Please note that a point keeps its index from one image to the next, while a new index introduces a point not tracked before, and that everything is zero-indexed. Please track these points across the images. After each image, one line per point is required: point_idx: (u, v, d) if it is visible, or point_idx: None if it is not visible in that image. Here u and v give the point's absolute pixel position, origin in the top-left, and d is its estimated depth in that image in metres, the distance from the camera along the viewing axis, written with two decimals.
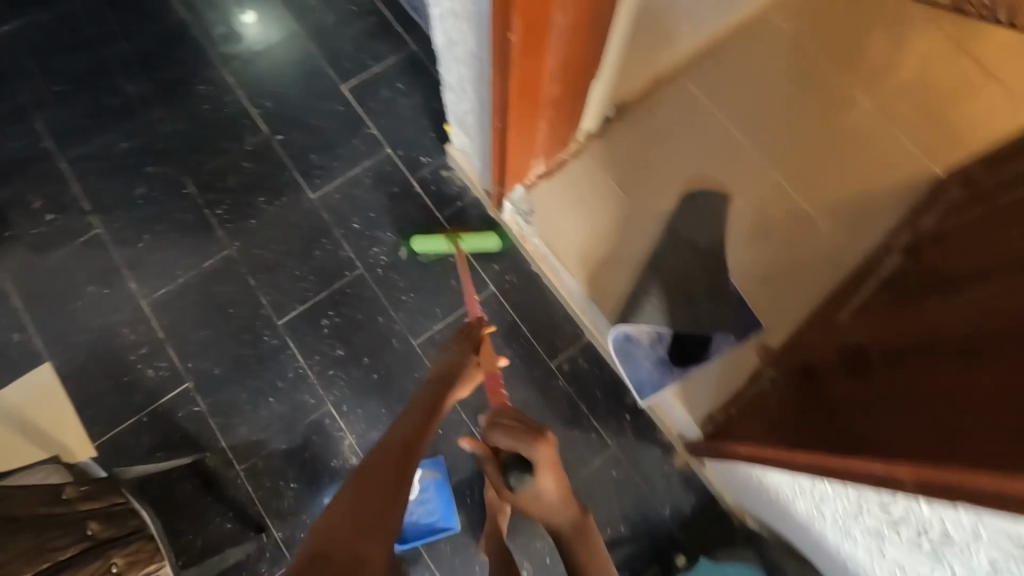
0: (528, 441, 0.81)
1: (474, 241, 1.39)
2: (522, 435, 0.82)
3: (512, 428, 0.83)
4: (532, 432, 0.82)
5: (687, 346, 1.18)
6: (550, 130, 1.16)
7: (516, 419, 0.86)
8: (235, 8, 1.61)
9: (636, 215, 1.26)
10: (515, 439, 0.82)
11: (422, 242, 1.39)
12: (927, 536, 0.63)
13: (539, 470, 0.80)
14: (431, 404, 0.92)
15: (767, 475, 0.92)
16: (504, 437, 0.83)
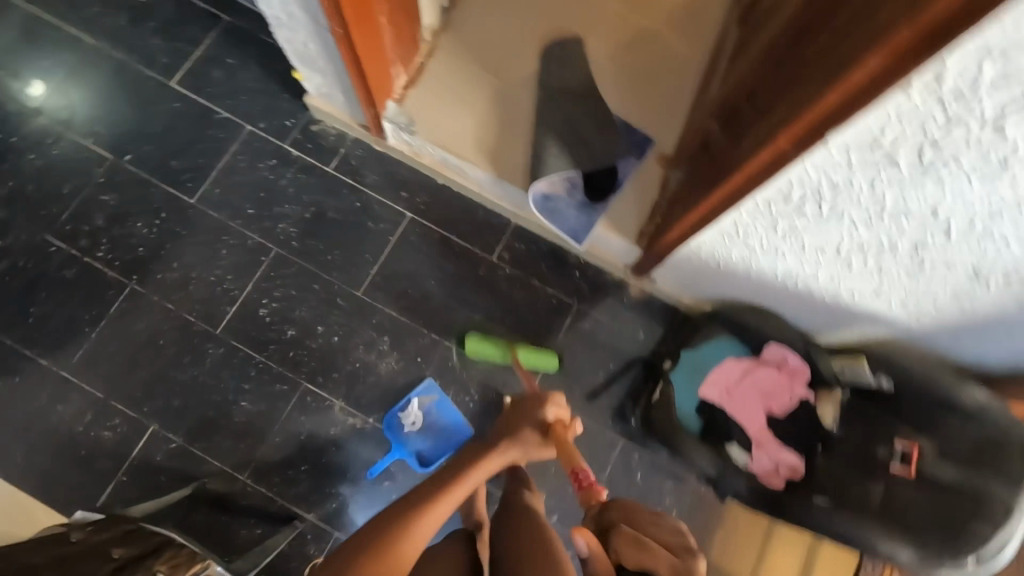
0: (677, 564, 0.63)
1: (534, 355, 1.32)
2: (657, 556, 0.64)
3: (641, 538, 0.66)
4: (676, 556, 0.64)
5: (599, 182, 1.25)
6: (395, 29, 1.15)
7: (637, 524, 0.69)
8: (16, 84, 1.43)
9: (509, 89, 1.31)
10: (650, 558, 0.64)
11: (479, 343, 1.31)
12: (823, 194, 0.72)
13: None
14: (463, 484, 0.83)
15: (699, 241, 1.02)
16: (627, 548, 0.67)
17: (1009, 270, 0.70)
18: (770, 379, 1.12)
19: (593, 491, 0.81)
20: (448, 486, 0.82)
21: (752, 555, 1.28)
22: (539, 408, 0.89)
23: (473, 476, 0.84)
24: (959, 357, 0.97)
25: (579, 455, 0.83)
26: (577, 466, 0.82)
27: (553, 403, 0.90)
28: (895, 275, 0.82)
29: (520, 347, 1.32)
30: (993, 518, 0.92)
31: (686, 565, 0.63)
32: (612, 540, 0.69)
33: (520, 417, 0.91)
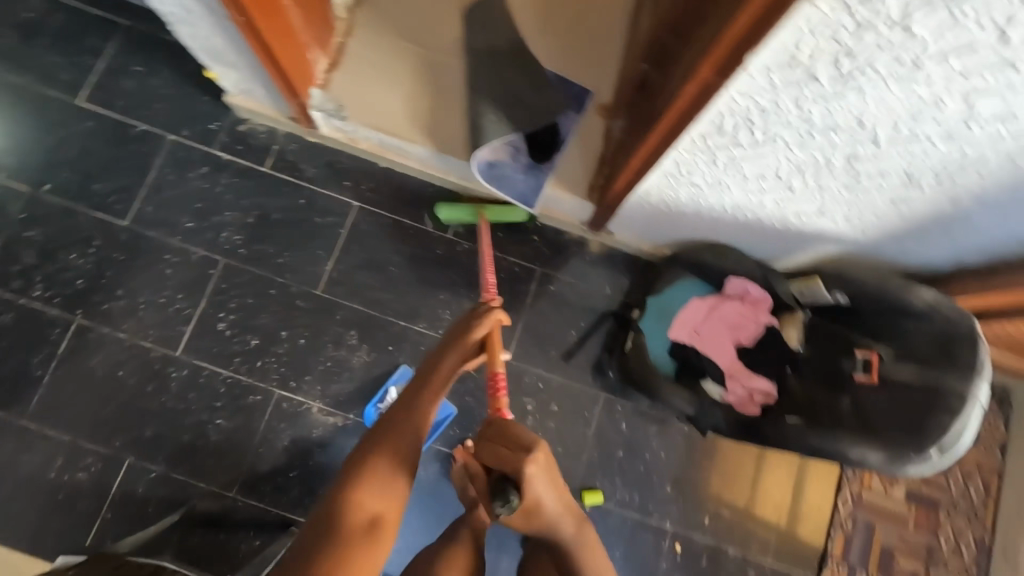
0: (518, 461, 0.74)
1: (503, 213, 1.33)
2: (506, 457, 0.75)
3: (499, 445, 0.76)
4: (517, 453, 0.74)
5: (541, 141, 1.23)
6: (303, 8, 1.08)
7: (501, 431, 0.78)
8: None
9: (436, 59, 1.27)
10: (503, 460, 0.75)
11: (447, 211, 1.33)
12: (754, 120, 0.72)
13: (528, 487, 0.74)
14: (441, 379, 0.87)
15: (646, 186, 1.02)
16: (489, 457, 0.77)
17: (940, 170, 0.70)
18: (733, 312, 1.15)
19: (500, 400, 0.84)
20: (428, 385, 0.86)
21: (743, 480, 1.33)
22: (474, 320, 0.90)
23: (446, 374, 0.87)
24: (911, 264, 0.99)
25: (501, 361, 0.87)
26: (496, 370, 0.86)
27: (490, 313, 0.91)
28: (836, 190, 0.82)
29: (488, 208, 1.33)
30: (952, 404, 0.89)
31: (529, 463, 0.74)
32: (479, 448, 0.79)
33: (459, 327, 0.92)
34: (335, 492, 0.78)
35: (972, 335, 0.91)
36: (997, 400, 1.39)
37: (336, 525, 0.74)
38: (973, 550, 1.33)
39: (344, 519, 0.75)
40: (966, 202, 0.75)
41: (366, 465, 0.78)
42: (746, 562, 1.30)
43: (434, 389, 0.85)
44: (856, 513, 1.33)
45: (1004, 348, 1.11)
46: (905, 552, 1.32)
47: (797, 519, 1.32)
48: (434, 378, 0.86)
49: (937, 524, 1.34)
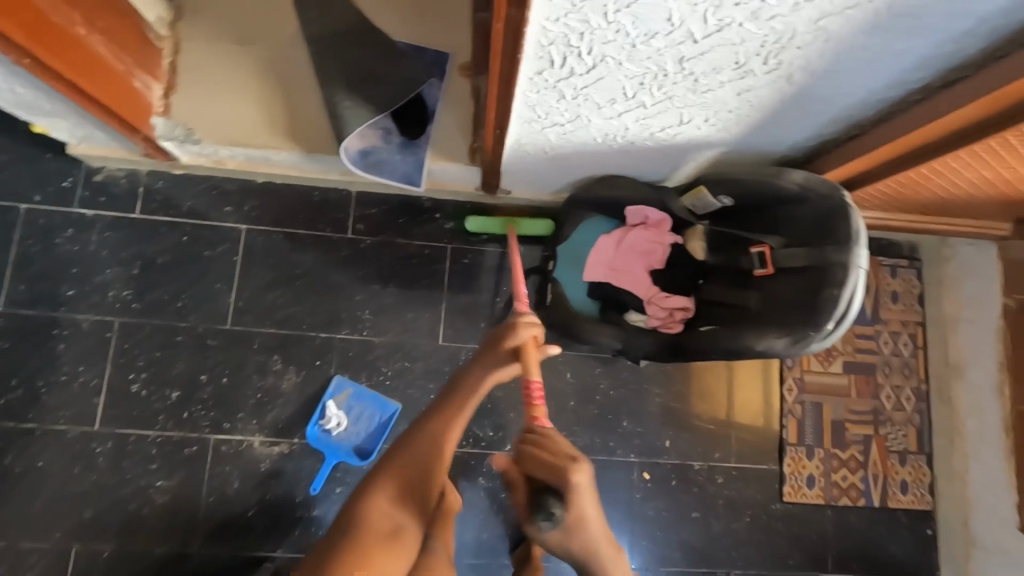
0: (565, 470, 0.70)
1: (530, 225, 1.30)
2: (552, 467, 0.71)
3: (542, 455, 0.73)
4: (564, 460, 0.71)
5: (409, 116, 1.17)
6: (106, 33, 0.99)
7: (548, 442, 0.76)
8: None
9: (281, 57, 1.20)
10: (547, 470, 0.72)
11: (478, 223, 1.30)
12: (575, 45, 0.70)
13: (573, 500, 0.69)
14: (466, 406, 0.89)
15: (514, 136, 0.99)
16: (534, 466, 0.73)
17: (763, 51, 0.70)
18: (642, 240, 1.16)
19: (537, 408, 0.83)
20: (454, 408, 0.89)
21: (693, 396, 1.36)
22: (514, 332, 0.93)
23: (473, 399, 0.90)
24: (782, 150, 1.00)
25: (536, 368, 0.87)
26: (532, 379, 0.85)
27: (526, 328, 0.94)
28: (683, 96, 0.82)
29: (517, 221, 1.31)
30: (836, 277, 0.89)
31: (576, 474, 0.70)
32: (520, 458, 0.76)
33: (501, 333, 0.95)
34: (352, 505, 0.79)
35: (844, 206, 0.90)
36: (907, 258, 1.44)
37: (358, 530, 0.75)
38: (913, 401, 1.41)
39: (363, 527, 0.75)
40: (801, 77, 0.76)
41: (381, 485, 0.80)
42: (713, 471, 1.34)
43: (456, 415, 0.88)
44: (802, 396, 1.38)
45: (889, 209, 1.15)
46: (854, 420, 1.39)
47: (749, 417, 1.37)
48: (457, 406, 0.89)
49: (876, 386, 1.40)
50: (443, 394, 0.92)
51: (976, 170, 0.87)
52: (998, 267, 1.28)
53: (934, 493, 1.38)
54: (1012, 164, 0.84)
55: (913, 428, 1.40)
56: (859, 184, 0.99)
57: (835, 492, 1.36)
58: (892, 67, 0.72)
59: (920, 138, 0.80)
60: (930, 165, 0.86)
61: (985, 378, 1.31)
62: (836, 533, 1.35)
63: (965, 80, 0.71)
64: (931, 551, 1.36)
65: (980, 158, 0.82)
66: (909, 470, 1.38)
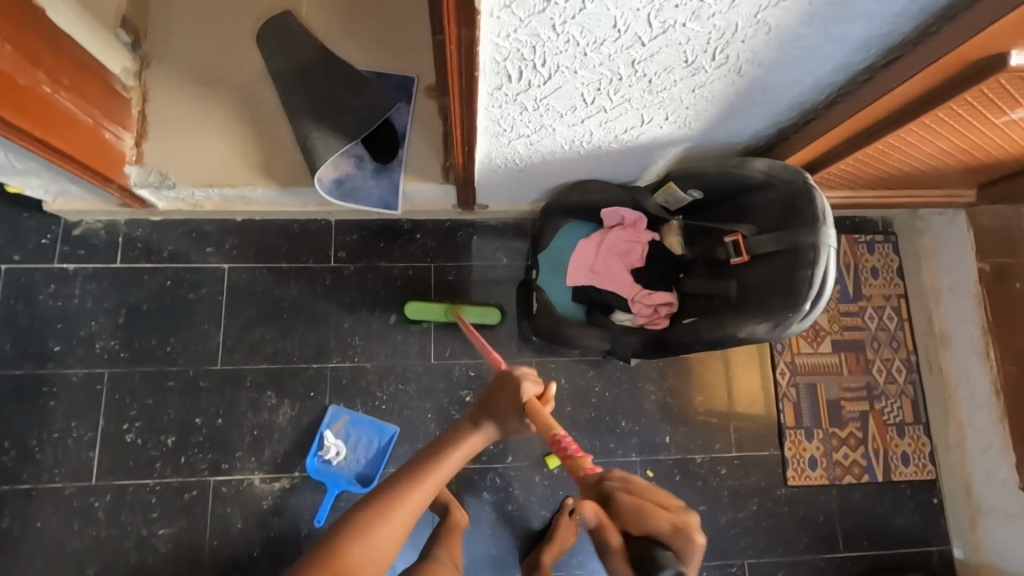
0: (683, 524, 0.63)
1: (475, 312, 1.30)
2: (667, 526, 0.63)
3: (654, 508, 0.63)
4: (677, 511, 0.64)
5: (379, 141, 1.19)
6: (72, 89, 1.01)
7: (640, 490, 0.65)
8: None
9: (249, 96, 1.22)
10: (667, 529, 0.63)
11: (418, 306, 1.29)
12: (529, 58, 0.72)
13: (690, 558, 0.63)
14: (432, 481, 0.79)
15: (482, 150, 1.00)
16: (639, 523, 0.63)
17: (709, 48, 0.73)
18: (620, 240, 1.17)
19: (578, 458, 0.73)
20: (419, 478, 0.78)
21: (688, 389, 1.37)
22: (518, 385, 0.86)
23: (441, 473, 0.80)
24: (745, 141, 1.02)
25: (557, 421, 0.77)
26: (558, 434, 0.75)
27: (529, 380, 0.87)
28: (641, 97, 0.84)
29: (461, 308, 1.31)
30: (808, 257, 0.91)
31: (693, 529, 0.63)
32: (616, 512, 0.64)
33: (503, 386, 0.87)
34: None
35: (807, 188, 0.92)
36: (882, 233, 1.47)
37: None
38: (904, 372, 1.43)
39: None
40: (750, 69, 0.78)
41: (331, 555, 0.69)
42: (715, 462, 1.35)
43: (420, 488, 0.78)
44: (795, 379, 1.40)
45: (856, 186, 1.17)
46: (849, 397, 1.40)
47: (745, 404, 1.38)
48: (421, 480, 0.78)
49: (867, 361, 1.42)
50: (411, 463, 0.81)
51: (931, 141, 0.90)
52: (970, 234, 1.31)
53: (935, 462, 1.39)
54: (964, 133, 0.87)
55: (907, 400, 1.41)
56: (821, 165, 1.01)
57: (838, 471, 1.37)
58: (836, 52, 0.75)
59: (871, 115, 0.83)
60: (885, 141, 0.88)
61: (970, 343, 1.33)
62: (843, 512, 1.35)
63: (903, 58, 0.74)
64: (938, 521, 1.37)
65: (933, 129, 0.85)
66: (908, 442, 1.40)
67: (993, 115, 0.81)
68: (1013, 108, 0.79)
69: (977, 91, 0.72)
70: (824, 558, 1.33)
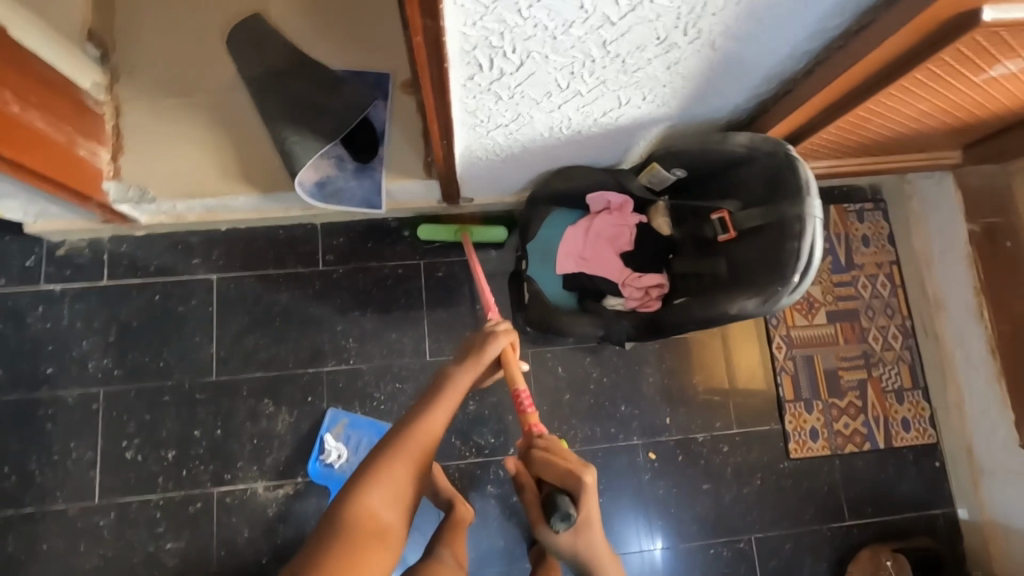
0: (574, 473, 0.74)
1: (482, 232, 1.31)
2: (564, 470, 0.75)
3: (554, 460, 0.77)
4: (574, 463, 0.75)
5: (359, 141, 1.17)
6: (41, 106, 0.99)
7: (558, 449, 0.79)
8: None
9: (223, 103, 1.20)
10: (561, 473, 0.75)
11: (428, 230, 1.30)
12: (499, 45, 0.71)
13: (584, 500, 0.74)
14: (457, 390, 0.80)
15: (461, 143, 0.99)
16: (545, 471, 0.77)
17: (680, 23, 0.71)
18: (608, 225, 1.16)
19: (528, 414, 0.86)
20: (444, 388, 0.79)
21: (686, 369, 1.37)
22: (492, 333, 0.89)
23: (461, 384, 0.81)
24: (725, 116, 1.01)
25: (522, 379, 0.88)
26: (519, 388, 0.86)
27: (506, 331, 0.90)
28: (616, 78, 0.83)
29: (469, 228, 1.31)
30: (794, 229, 0.90)
31: (583, 479, 0.74)
32: (532, 461, 0.79)
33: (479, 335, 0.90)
34: (341, 498, 0.66)
35: (790, 160, 0.92)
36: (871, 201, 1.46)
37: (345, 523, 0.63)
38: (900, 339, 1.43)
39: (354, 520, 0.63)
40: (724, 42, 0.77)
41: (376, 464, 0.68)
42: (716, 440, 1.35)
43: (451, 394, 0.79)
44: (792, 352, 1.40)
45: (841, 155, 1.15)
46: (846, 367, 1.40)
47: (743, 380, 1.38)
48: (447, 389, 0.79)
49: (862, 330, 1.42)
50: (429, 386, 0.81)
51: (913, 104, 0.89)
52: (958, 195, 1.30)
53: (936, 426, 1.39)
54: (945, 93, 0.86)
55: (904, 365, 1.42)
56: (804, 135, 1.00)
57: (839, 440, 1.37)
58: (809, 19, 0.74)
59: (850, 81, 0.82)
60: (865, 106, 0.87)
61: (964, 305, 1.33)
62: (847, 481, 1.36)
63: (876, 21, 0.73)
64: (941, 483, 1.37)
65: (912, 92, 0.84)
66: (908, 408, 1.40)
67: (972, 73, 0.80)
68: (992, 65, 0.78)
69: (953, 49, 0.71)
70: (830, 528, 1.34)
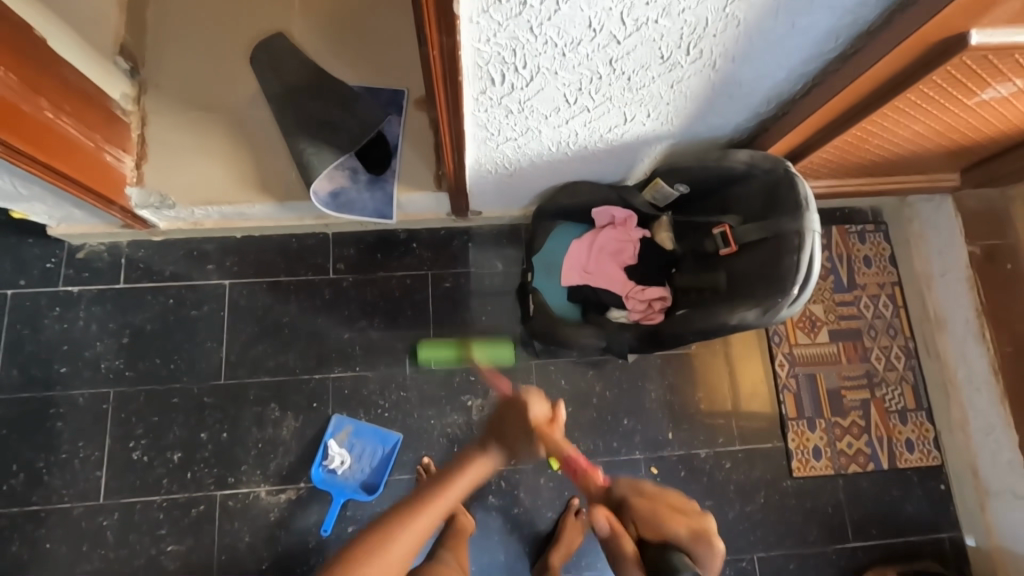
0: (700, 517, 1.05)
1: (487, 348, 1.32)
2: (686, 525, 1.02)
3: (678, 512, 1.05)
4: (696, 512, 1.06)
5: (373, 154, 1.22)
6: (73, 114, 1.04)
7: (668, 503, 1.08)
8: None
9: (244, 117, 1.25)
10: (680, 522, 1.03)
11: (430, 349, 1.31)
12: (512, 60, 0.75)
13: (710, 546, 1.00)
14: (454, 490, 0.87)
15: (471, 156, 1.03)
16: (654, 521, 1.03)
17: (683, 43, 0.76)
18: (611, 239, 1.19)
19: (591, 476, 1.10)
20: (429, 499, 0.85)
21: (688, 385, 1.38)
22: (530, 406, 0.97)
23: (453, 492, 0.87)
24: (727, 134, 1.05)
25: None
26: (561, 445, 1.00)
27: (538, 399, 1.00)
28: (621, 95, 0.87)
29: (472, 345, 1.32)
30: (793, 243, 0.93)
31: (709, 524, 1.04)
32: (637, 515, 1.06)
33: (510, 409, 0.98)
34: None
35: (789, 175, 0.95)
36: (872, 223, 1.48)
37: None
38: (903, 359, 1.43)
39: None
40: (724, 63, 0.81)
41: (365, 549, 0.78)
42: (719, 456, 1.35)
43: (445, 491, 0.87)
44: (795, 370, 1.40)
45: (839, 176, 1.18)
46: (849, 386, 1.40)
47: (746, 398, 1.39)
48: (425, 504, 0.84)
49: (865, 349, 1.43)
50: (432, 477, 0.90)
51: (908, 125, 0.93)
52: (957, 218, 1.34)
53: (940, 447, 1.39)
54: (938, 115, 0.90)
55: (908, 386, 1.41)
56: (803, 155, 1.03)
57: (843, 460, 1.36)
58: (804, 41, 0.78)
59: (846, 100, 0.85)
60: (862, 126, 0.91)
61: (965, 326, 1.34)
62: (852, 502, 1.35)
63: (867, 45, 0.77)
64: (947, 506, 1.36)
65: (907, 112, 0.87)
66: (912, 428, 1.39)
67: (964, 96, 0.83)
68: (982, 88, 0.81)
69: (943, 71, 0.74)
70: (835, 549, 1.32)
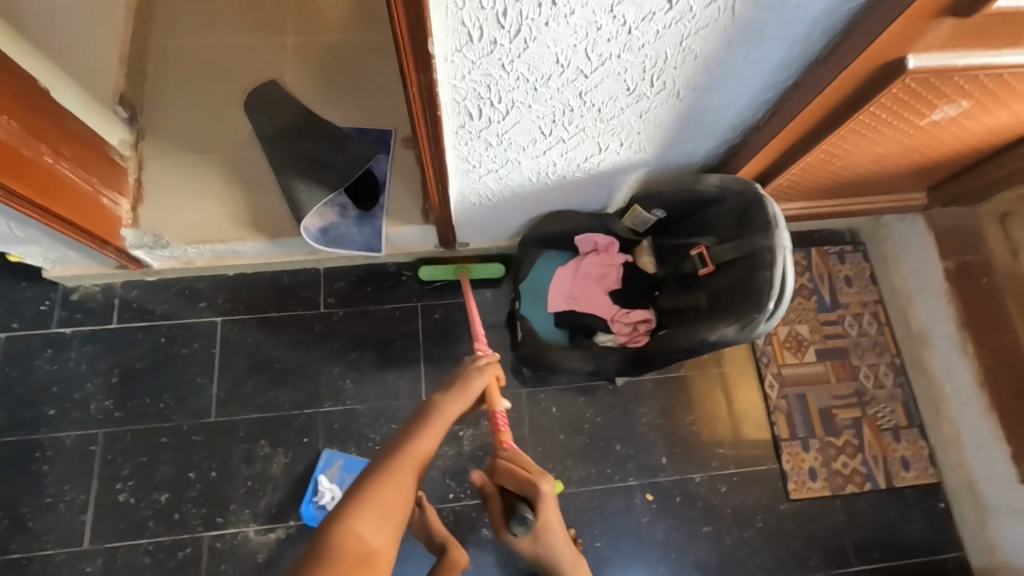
0: (534, 482, 0.82)
1: (481, 269, 1.36)
2: (524, 480, 0.82)
3: (518, 471, 0.84)
4: (534, 473, 0.83)
5: (362, 191, 1.26)
6: (70, 158, 1.09)
7: (521, 459, 0.86)
8: None
9: (238, 158, 1.30)
10: (520, 482, 0.83)
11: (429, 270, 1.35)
12: (487, 96, 0.80)
13: (542, 508, 0.81)
14: (443, 418, 0.83)
15: (454, 188, 1.07)
16: (509, 479, 0.84)
17: (646, 75, 0.81)
18: (595, 265, 1.22)
19: (501, 434, 0.93)
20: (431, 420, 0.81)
21: (680, 409, 1.38)
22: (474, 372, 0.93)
23: (445, 415, 0.83)
24: (699, 160, 1.10)
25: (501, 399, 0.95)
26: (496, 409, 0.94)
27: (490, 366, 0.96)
28: (594, 126, 0.92)
29: (467, 266, 1.36)
30: (766, 259, 0.97)
31: (545, 487, 0.82)
32: (497, 473, 0.85)
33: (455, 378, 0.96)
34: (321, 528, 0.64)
35: (759, 197, 1.00)
36: (850, 244, 1.52)
37: (331, 549, 0.61)
38: (891, 376, 1.44)
39: (340, 545, 0.62)
40: (687, 93, 0.86)
41: (355, 497, 0.67)
42: (714, 480, 1.34)
43: (439, 421, 0.82)
44: (785, 390, 1.40)
45: (812, 198, 1.23)
46: (840, 405, 1.41)
47: (739, 421, 1.38)
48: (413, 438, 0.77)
49: (853, 368, 1.44)
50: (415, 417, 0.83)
51: (867, 146, 0.98)
52: (930, 237, 1.39)
53: (936, 465, 1.38)
54: (894, 135, 0.95)
55: (898, 403, 1.42)
56: (772, 178, 1.08)
57: (839, 481, 1.35)
58: (760, 71, 0.83)
59: (804, 124, 0.90)
60: (823, 146, 0.96)
61: (948, 341, 1.36)
62: (852, 523, 1.33)
63: (816, 75, 0.83)
64: (948, 525, 1.34)
65: (864, 133, 0.92)
66: (906, 446, 1.39)
67: (916, 116, 0.89)
68: (930, 109, 0.87)
69: (890, 91, 0.79)
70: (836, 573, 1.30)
